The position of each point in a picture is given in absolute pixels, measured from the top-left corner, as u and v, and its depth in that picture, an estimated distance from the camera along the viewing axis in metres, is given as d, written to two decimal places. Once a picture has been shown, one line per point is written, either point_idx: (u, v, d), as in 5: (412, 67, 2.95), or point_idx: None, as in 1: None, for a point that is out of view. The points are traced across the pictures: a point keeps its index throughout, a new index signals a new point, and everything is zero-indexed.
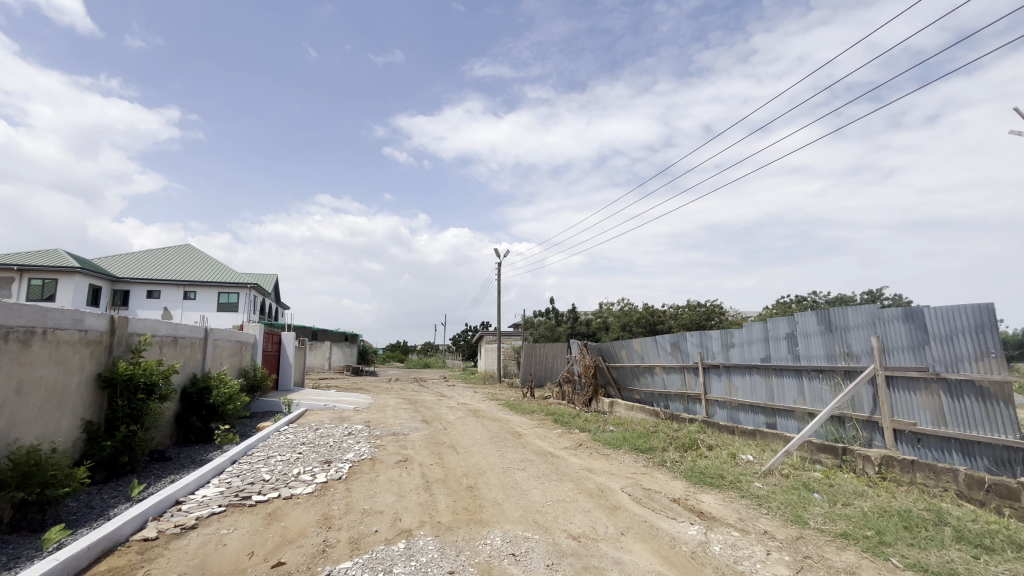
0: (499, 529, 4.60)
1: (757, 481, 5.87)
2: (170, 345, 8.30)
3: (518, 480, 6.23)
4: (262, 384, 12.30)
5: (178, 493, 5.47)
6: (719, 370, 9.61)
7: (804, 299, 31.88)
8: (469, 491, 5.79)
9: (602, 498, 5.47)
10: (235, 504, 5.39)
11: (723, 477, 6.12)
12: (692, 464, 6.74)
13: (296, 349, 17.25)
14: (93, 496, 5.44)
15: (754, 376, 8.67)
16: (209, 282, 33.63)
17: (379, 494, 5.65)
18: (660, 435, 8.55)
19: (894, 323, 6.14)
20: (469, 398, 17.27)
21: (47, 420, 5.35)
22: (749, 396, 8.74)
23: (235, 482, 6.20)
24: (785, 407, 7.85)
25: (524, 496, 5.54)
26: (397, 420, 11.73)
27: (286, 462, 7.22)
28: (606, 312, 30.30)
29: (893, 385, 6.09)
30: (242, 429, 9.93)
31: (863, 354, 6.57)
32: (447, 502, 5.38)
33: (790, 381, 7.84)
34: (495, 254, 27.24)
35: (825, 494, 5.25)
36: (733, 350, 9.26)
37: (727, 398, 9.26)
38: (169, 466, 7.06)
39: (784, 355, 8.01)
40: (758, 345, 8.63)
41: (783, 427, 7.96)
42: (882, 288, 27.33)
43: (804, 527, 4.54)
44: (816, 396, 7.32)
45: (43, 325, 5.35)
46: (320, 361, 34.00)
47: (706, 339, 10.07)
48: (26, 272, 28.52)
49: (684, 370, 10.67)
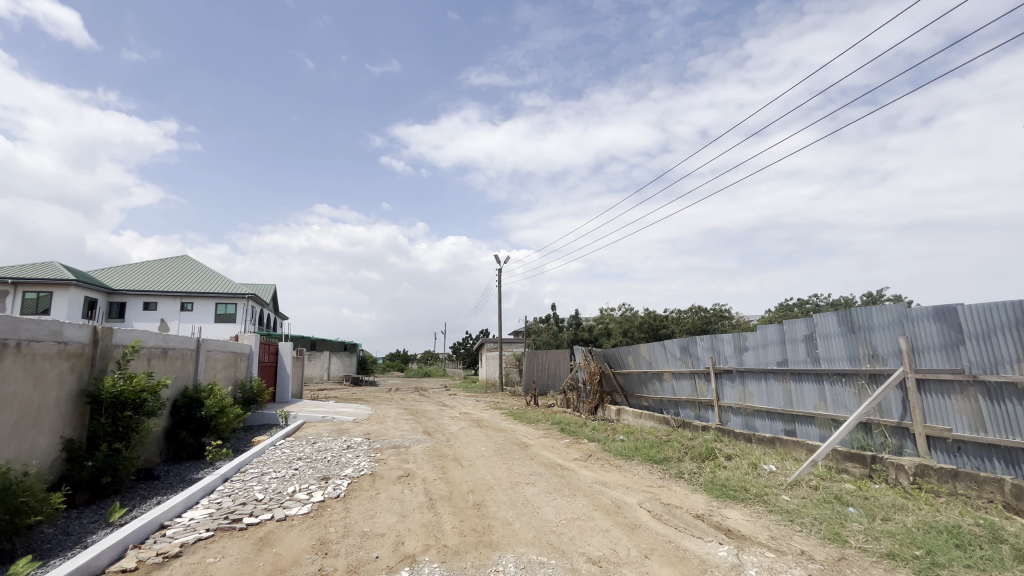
0: (511, 554, 4.20)
1: (784, 494, 5.48)
2: (159, 356, 7.89)
3: (528, 496, 5.82)
4: (258, 396, 11.91)
5: (163, 517, 5.07)
6: (732, 375, 9.25)
7: (807, 301, 31.55)
8: (476, 509, 5.40)
9: (619, 516, 5.08)
10: (224, 527, 4.99)
11: (746, 490, 5.73)
12: (712, 476, 6.35)
13: (293, 361, 16.87)
14: (70, 522, 5.05)
15: (770, 381, 8.31)
16: (207, 293, 33.24)
17: (380, 514, 5.25)
18: (673, 444, 8.15)
19: (924, 322, 5.80)
20: (470, 407, 16.84)
21: (22, 439, 4.98)
22: (765, 402, 8.38)
23: (225, 502, 5.79)
24: (804, 413, 7.49)
25: (536, 515, 5.14)
26: (397, 432, 11.33)
27: (281, 479, 6.81)
28: (608, 318, 29.92)
29: (924, 389, 5.74)
30: (236, 443, 9.51)
31: (890, 356, 6.23)
32: (453, 523, 4.98)
33: (809, 386, 7.49)
34: (496, 258, 27.31)
35: (861, 509, 4.88)
36: (746, 354, 8.91)
37: (741, 405, 8.89)
38: (157, 486, 6.65)
39: (802, 358, 7.66)
40: (773, 348, 8.28)
41: (803, 435, 7.59)
42: (886, 290, 26.99)
43: (844, 546, 4.17)
44: (839, 401, 6.97)
45: (17, 337, 4.98)
46: (318, 371, 33.40)
47: (717, 343, 9.72)
48: (21, 286, 28.21)
49: (695, 375, 10.31)
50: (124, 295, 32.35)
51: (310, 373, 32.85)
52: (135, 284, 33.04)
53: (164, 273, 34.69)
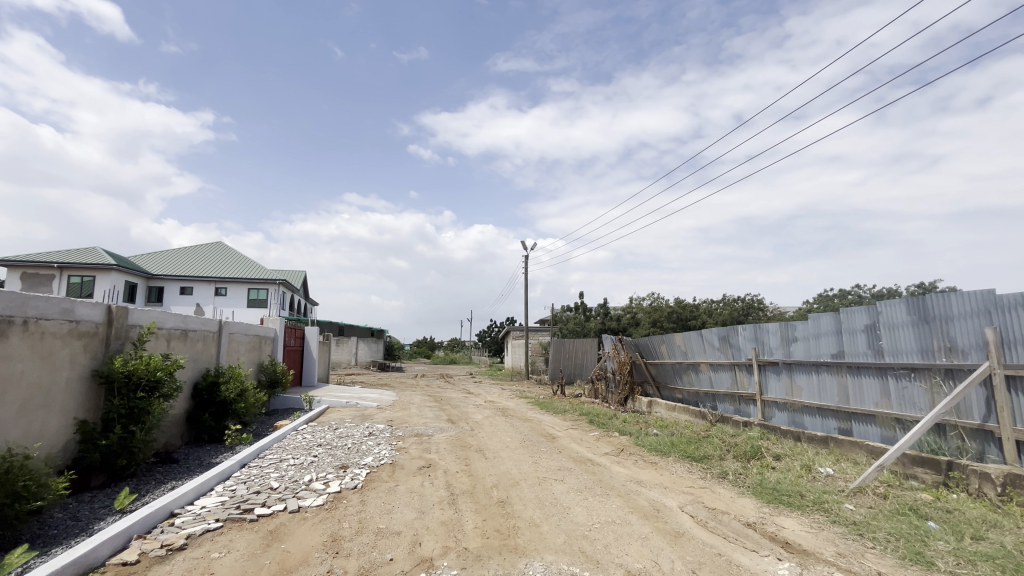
0: (539, 562, 3.75)
1: (847, 503, 4.85)
2: (179, 338, 7.74)
3: (557, 495, 5.35)
4: (282, 379, 11.82)
5: (173, 504, 4.84)
6: (778, 367, 8.54)
7: (850, 293, 29.88)
8: (500, 507, 4.97)
9: (658, 520, 4.57)
10: (234, 519, 4.71)
11: (802, 496, 5.11)
12: (761, 478, 5.74)
13: (319, 346, 16.85)
14: (81, 506, 4.90)
15: (822, 374, 7.59)
16: (239, 279, 33.92)
17: (397, 509, 4.88)
18: (714, 441, 7.54)
19: (1018, 311, 5.03)
20: (496, 395, 16.52)
21: (30, 420, 4.82)
22: (816, 398, 7.68)
23: (239, 490, 5.54)
24: (863, 411, 6.78)
25: (566, 516, 4.67)
26: (421, 419, 11.06)
27: (298, 467, 6.55)
28: (636, 307, 29.05)
29: (1016, 387, 4.98)
30: (259, 427, 9.40)
31: (972, 350, 5.48)
32: (475, 522, 4.57)
33: (869, 382, 6.76)
34: (523, 246, 26.25)
35: (944, 524, 4.21)
36: (795, 345, 8.18)
37: (788, 399, 8.20)
38: (174, 470, 6.50)
39: (861, 351, 6.91)
40: (827, 339, 7.53)
41: (861, 434, 6.89)
42: (935, 281, 25.45)
43: (931, 569, 3.55)
44: (906, 399, 6.25)
45: (24, 314, 4.77)
46: (346, 357, 33.74)
47: (762, 333, 8.99)
48: (67, 269, 29.38)
49: (735, 367, 9.63)
50: (162, 280, 33.27)
51: (338, 358, 33.21)
52: (172, 269, 33.97)
53: (199, 259, 35.60)
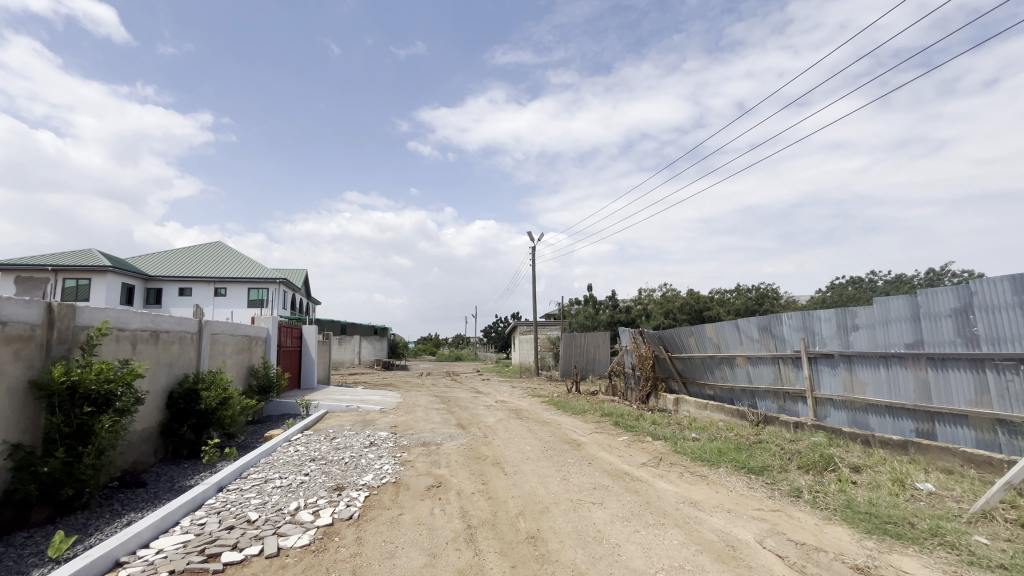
0: None
1: (976, 535, 3.80)
2: (147, 341, 6.71)
3: (600, 526, 4.28)
4: (275, 384, 10.88)
5: (118, 551, 3.82)
6: (833, 360, 7.47)
7: (865, 280, 28.80)
8: (531, 546, 3.93)
9: (739, 565, 3.53)
10: (194, 570, 3.69)
11: (910, 524, 4.05)
12: (847, 499, 4.67)
13: (319, 345, 15.87)
14: (6, 554, 3.94)
15: (893, 368, 6.52)
16: (238, 278, 33.01)
17: (402, 553, 3.84)
18: (769, 448, 6.48)
19: None
20: (507, 394, 15.52)
21: None
22: (884, 395, 6.62)
23: (209, 525, 4.52)
24: (952, 411, 5.72)
25: (619, 561, 3.62)
26: (428, 424, 10.05)
27: (285, 490, 5.53)
28: (646, 299, 28.01)
29: None
30: (247, 439, 8.40)
31: None
32: (502, 571, 3.53)
33: (959, 376, 5.70)
34: (529, 237, 25.86)
35: None
36: (855, 335, 7.09)
37: (847, 397, 7.14)
38: (139, 496, 5.50)
39: (947, 340, 5.83)
40: (899, 326, 6.44)
41: (948, 439, 5.83)
42: (953, 265, 24.53)
43: None
44: (1013, 396, 5.20)
45: None
46: (349, 356, 32.84)
47: (811, 321, 7.90)
48: (61, 273, 28.54)
49: (780, 361, 8.57)
50: (160, 282, 32.41)
51: (341, 357, 32.30)
52: (170, 269, 33.08)
53: (197, 259, 34.70)
